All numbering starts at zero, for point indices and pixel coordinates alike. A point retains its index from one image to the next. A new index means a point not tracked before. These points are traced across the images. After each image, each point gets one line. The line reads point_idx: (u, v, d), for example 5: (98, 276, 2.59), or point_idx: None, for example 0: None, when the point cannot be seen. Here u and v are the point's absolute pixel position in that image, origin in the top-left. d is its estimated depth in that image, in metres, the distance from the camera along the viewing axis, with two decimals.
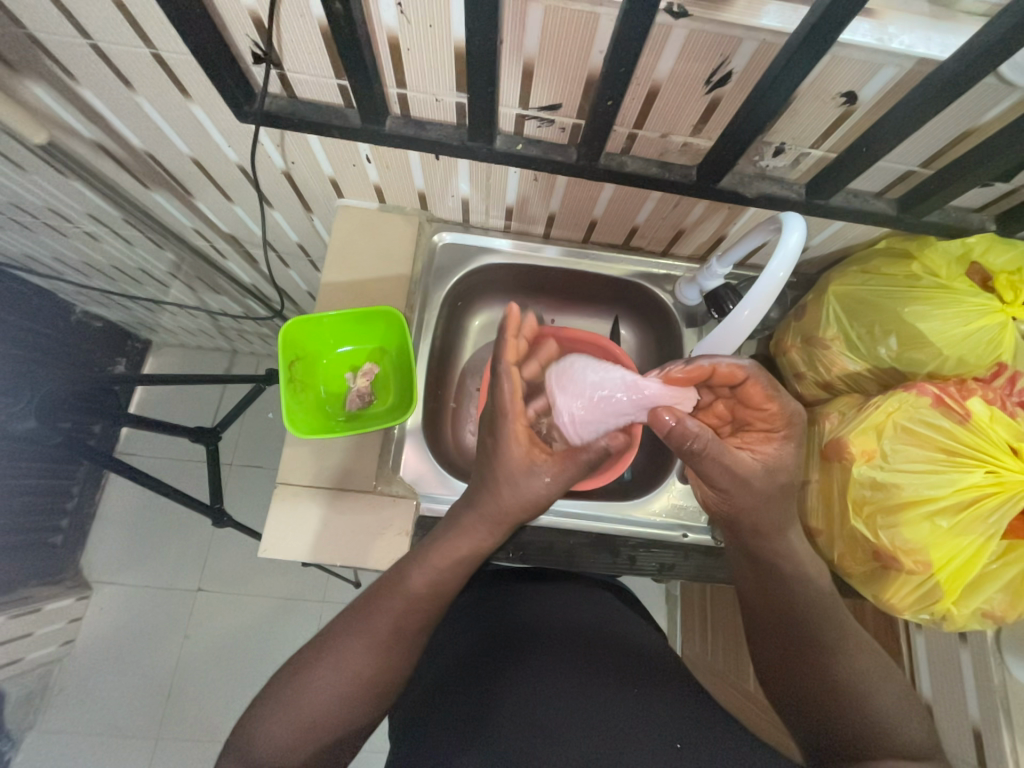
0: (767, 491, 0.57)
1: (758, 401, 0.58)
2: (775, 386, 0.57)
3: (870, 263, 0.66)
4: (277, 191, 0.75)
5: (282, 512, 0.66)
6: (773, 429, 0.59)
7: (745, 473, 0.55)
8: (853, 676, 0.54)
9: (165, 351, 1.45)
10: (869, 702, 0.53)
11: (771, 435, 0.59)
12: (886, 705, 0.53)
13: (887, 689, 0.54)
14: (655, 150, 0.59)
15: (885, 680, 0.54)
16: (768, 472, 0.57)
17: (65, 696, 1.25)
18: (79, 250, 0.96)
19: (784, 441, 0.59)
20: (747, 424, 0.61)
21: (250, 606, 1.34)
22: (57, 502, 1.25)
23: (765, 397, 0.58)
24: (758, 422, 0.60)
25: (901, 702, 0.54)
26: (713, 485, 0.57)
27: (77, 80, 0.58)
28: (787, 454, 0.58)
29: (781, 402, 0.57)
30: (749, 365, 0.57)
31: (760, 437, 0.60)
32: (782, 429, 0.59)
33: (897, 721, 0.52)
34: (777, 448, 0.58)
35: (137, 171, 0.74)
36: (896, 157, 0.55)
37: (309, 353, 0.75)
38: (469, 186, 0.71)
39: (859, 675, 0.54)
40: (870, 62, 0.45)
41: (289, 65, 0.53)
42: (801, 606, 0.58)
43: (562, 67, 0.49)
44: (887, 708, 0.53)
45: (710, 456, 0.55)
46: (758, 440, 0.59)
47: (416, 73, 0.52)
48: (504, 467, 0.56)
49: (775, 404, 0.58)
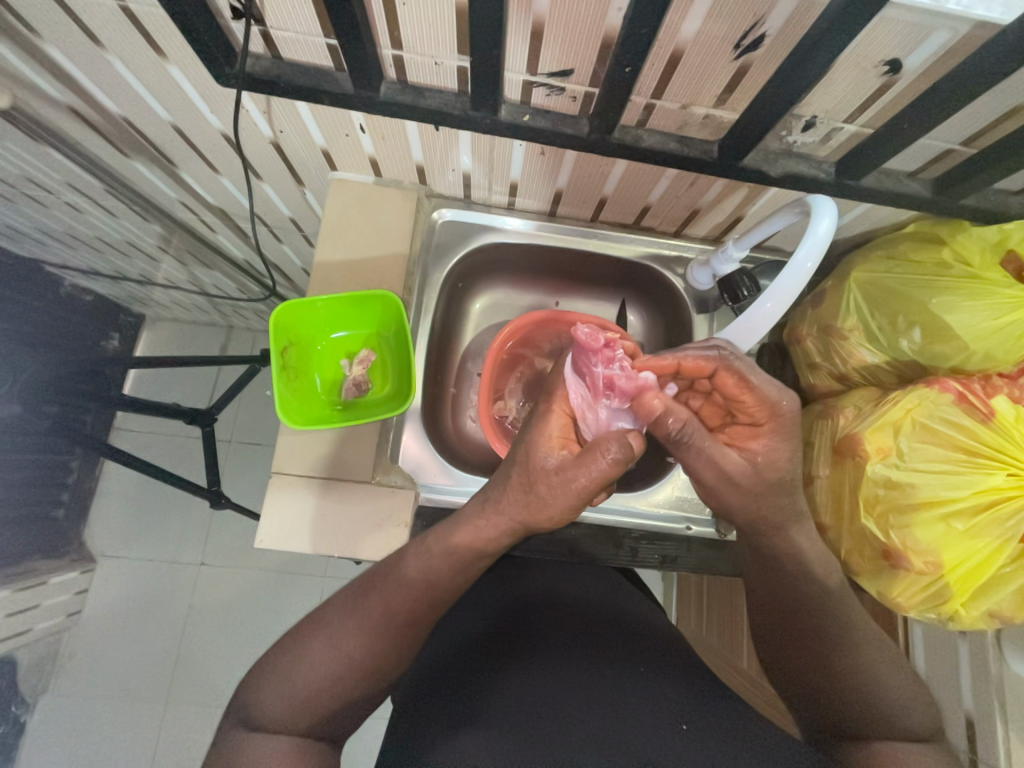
0: (756, 490, 0.54)
1: (736, 393, 0.54)
2: (751, 373, 0.53)
3: (897, 248, 0.62)
4: (266, 161, 0.70)
5: (277, 502, 0.65)
6: (759, 423, 0.54)
7: (729, 469, 0.53)
8: (854, 661, 0.54)
9: (159, 326, 1.41)
10: (870, 686, 0.53)
11: (758, 432, 0.55)
12: (886, 687, 0.53)
13: (889, 676, 0.54)
14: (674, 123, 0.54)
15: (886, 664, 0.54)
16: (756, 472, 0.54)
17: (75, 664, 1.28)
18: (62, 222, 0.92)
19: (772, 435, 0.54)
20: (734, 418, 0.57)
21: (250, 579, 1.35)
22: (55, 477, 1.25)
23: (743, 389, 0.53)
24: (743, 417, 0.55)
25: (898, 685, 0.53)
26: (699, 480, 0.55)
27: (39, 35, 0.53)
28: (778, 453, 0.54)
29: (759, 393, 0.53)
30: (714, 357, 0.54)
31: (747, 434, 0.55)
32: (766, 424, 0.54)
33: (895, 701, 0.53)
34: (765, 444, 0.54)
35: (115, 138, 0.69)
36: (936, 135, 0.51)
37: (302, 338, 0.71)
38: (470, 159, 0.67)
39: (859, 656, 0.54)
40: (920, 26, 0.40)
41: (273, 22, 0.48)
42: (800, 602, 0.56)
43: (575, 28, 0.44)
44: (887, 691, 0.53)
45: (694, 446, 0.53)
46: (745, 438, 0.55)
47: (413, 32, 0.47)
48: (525, 443, 0.56)
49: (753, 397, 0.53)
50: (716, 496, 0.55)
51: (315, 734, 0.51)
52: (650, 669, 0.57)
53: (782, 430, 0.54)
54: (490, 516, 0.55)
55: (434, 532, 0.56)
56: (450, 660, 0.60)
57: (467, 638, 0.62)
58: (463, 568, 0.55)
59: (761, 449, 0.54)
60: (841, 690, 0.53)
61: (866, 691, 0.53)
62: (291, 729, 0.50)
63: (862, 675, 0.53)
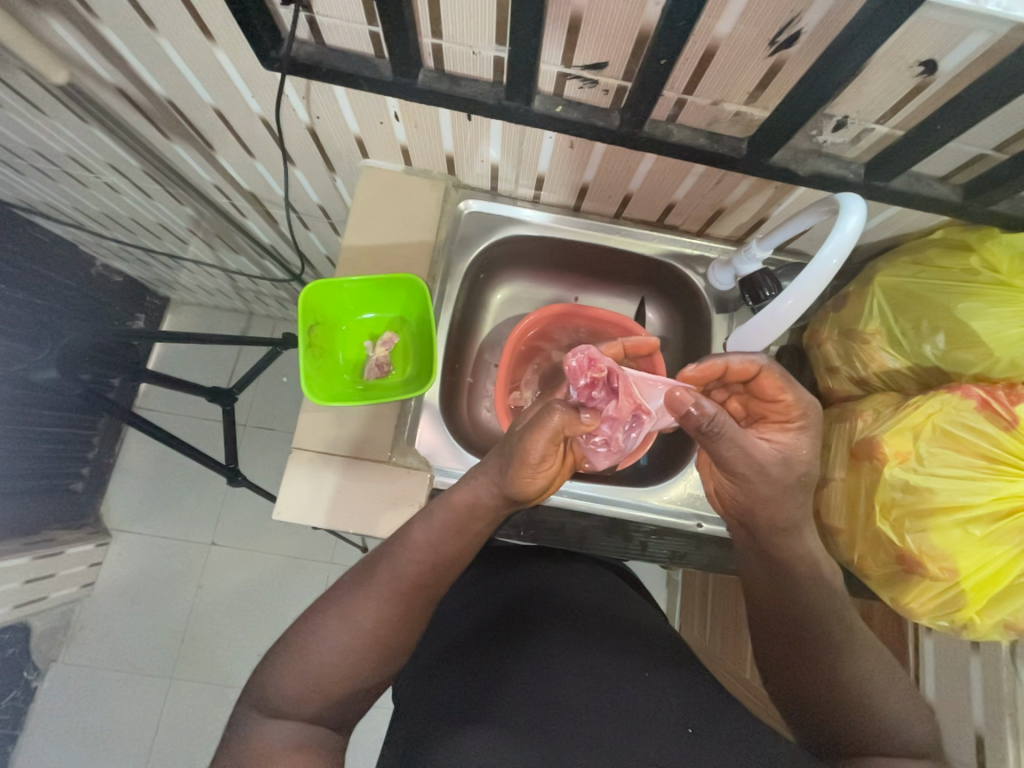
0: (785, 482, 0.54)
1: (771, 394, 0.55)
2: (788, 378, 0.54)
3: (923, 254, 0.62)
4: (301, 147, 0.72)
5: (295, 477, 0.66)
6: (790, 422, 0.55)
7: (763, 460, 0.53)
8: (856, 669, 0.53)
9: (183, 308, 1.45)
10: (877, 708, 0.52)
11: (787, 428, 0.56)
12: (887, 698, 0.52)
13: (894, 694, 0.53)
14: (704, 120, 0.55)
15: (892, 685, 0.54)
16: (785, 463, 0.54)
17: (86, 634, 1.32)
18: (101, 202, 0.95)
19: (802, 431, 0.55)
20: (762, 418, 0.58)
21: (258, 561, 1.38)
22: (78, 451, 1.28)
23: (780, 390, 0.54)
24: (774, 414, 0.56)
25: (900, 695, 0.53)
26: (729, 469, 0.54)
27: (97, 16, 0.56)
28: (806, 451, 0.55)
29: (797, 394, 0.54)
30: (760, 359, 0.54)
31: (777, 429, 0.56)
32: (799, 421, 0.55)
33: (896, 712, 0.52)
34: (794, 439, 0.55)
35: (158, 119, 0.71)
36: (969, 139, 0.51)
37: (328, 318, 0.73)
38: (499, 151, 0.68)
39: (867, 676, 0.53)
40: (958, 26, 0.41)
41: (319, 8, 0.50)
42: (809, 614, 0.55)
43: (612, 21, 0.45)
44: (893, 712, 0.52)
45: (727, 435, 0.51)
46: (775, 432, 0.56)
47: (453, 22, 0.49)
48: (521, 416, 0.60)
49: (790, 397, 0.54)
50: (745, 486, 0.54)
51: (318, 721, 0.51)
52: (653, 671, 0.57)
53: (810, 431, 0.55)
54: (478, 472, 0.59)
55: (441, 507, 0.57)
56: (453, 650, 0.61)
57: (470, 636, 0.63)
58: (462, 537, 0.57)
59: (791, 444, 0.55)
60: (842, 701, 0.52)
61: (870, 709, 0.52)
62: (296, 713, 0.51)
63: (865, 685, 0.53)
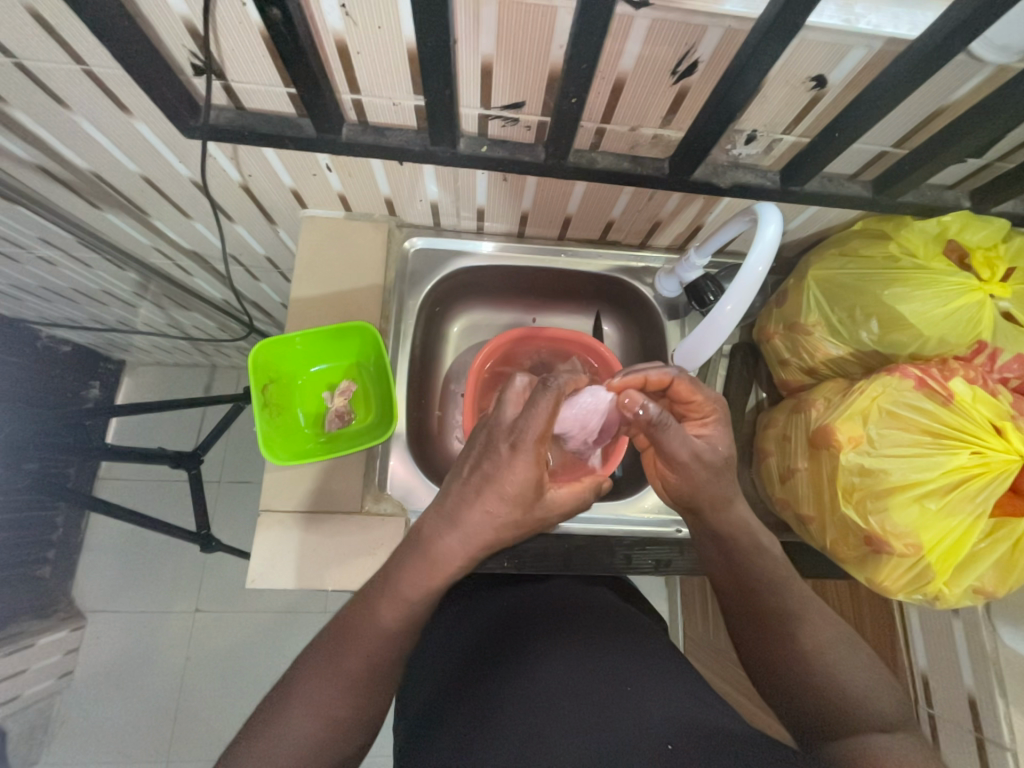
0: (716, 465, 0.57)
1: (690, 396, 0.59)
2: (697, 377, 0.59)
3: (848, 245, 0.66)
4: (238, 204, 0.72)
5: (267, 540, 0.64)
6: (707, 416, 0.60)
7: (696, 448, 0.56)
8: (813, 643, 0.54)
9: (140, 371, 1.41)
10: (841, 673, 0.53)
11: (706, 423, 0.60)
12: (844, 662, 0.53)
13: (851, 655, 0.54)
14: (625, 144, 0.57)
15: (849, 645, 0.54)
16: (714, 449, 0.57)
17: (67, 728, 1.24)
18: (36, 277, 0.92)
19: (720, 422, 0.60)
20: (682, 416, 0.61)
21: (247, 622, 1.32)
22: (39, 534, 1.21)
23: (695, 390, 0.59)
24: (693, 411, 0.60)
25: (865, 670, 0.53)
26: (675, 459, 0.57)
27: (6, 101, 0.55)
28: (724, 438, 0.59)
29: (707, 392, 0.59)
30: (672, 369, 0.59)
31: (697, 424, 0.60)
32: (715, 414, 0.60)
33: (863, 682, 0.52)
34: (715, 430, 0.59)
35: (85, 192, 0.70)
36: (869, 139, 0.54)
37: (283, 374, 0.72)
38: (437, 188, 0.69)
39: (829, 644, 0.55)
40: (839, 44, 0.44)
41: (234, 76, 0.50)
42: (764, 579, 0.59)
43: (522, 64, 0.47)
44: (858, 676, 0.53)
45: (669, 427, 0.55)
46: (696, 428, 0.60)
47: (369, 78, 0.50)
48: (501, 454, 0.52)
49: (704, 396, 0.59)
50: (688, 471, 0.57)
51: None
52: (636, 685, 0.56)
53: (724, 421, 0.60)
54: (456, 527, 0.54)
55: (412, 565, 0.54)
56: (435, 701, 0.59)
57: (462, 664, 0.62)
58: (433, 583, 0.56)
59: (714, 433, 0.59)
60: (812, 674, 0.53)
61: (838, 680, 0.52)
62: None
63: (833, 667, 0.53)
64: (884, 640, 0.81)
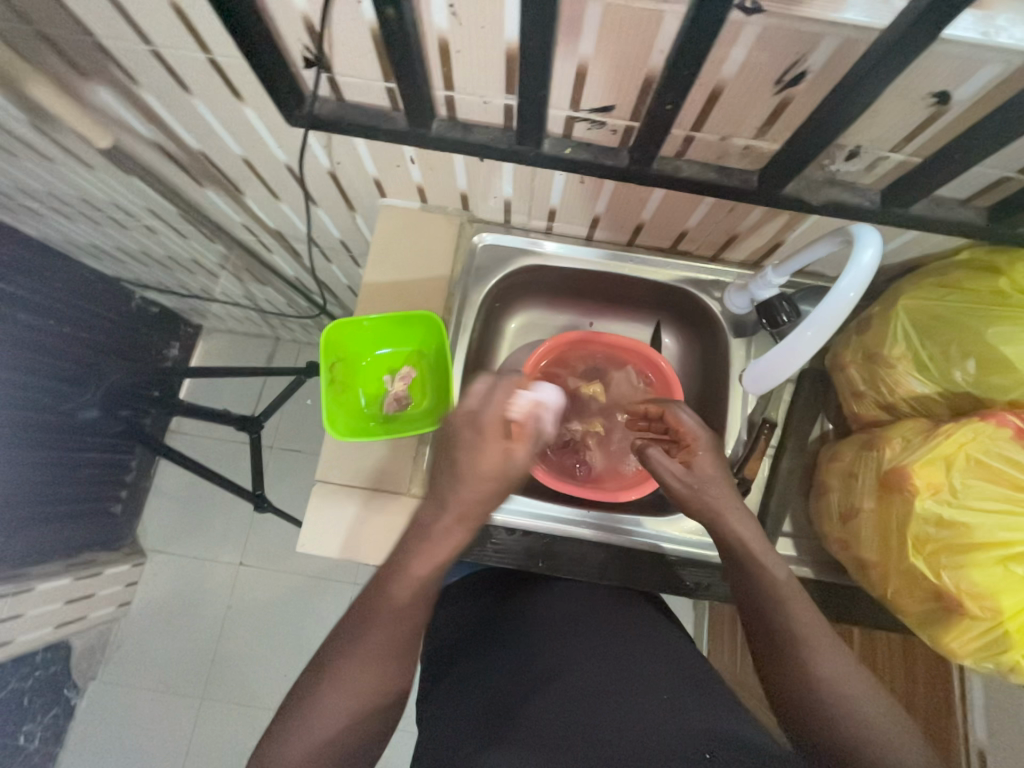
0: (690, 491, 0.61)
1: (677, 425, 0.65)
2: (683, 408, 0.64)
3: (949, 276, 0.61)
4: (323, 189, 0.76)
5: (319, 509, 0.68)
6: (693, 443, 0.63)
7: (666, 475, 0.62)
8: (830, 673, 0.50)
9: (214, 336, 1.52)
10: (855, 713, 0.48)
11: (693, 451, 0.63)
12: (857, 700, 0.49)
13: (866, 696, 0.49)
14: (713, 154, 0.56)
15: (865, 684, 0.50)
16: (686, 475, 0.61)
17: (122, 653, 1.36)
18: (139, 242, 1.01)
19: (703, 450, 0.62)
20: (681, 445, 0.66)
21: (284, 581, 1.40)
22: (117, 475, 1.34)
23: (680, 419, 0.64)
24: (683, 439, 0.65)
25: (889, 709, 0.49)
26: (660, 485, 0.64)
27: (139, 83, 0.60)
28: (704, 466, 0.61)
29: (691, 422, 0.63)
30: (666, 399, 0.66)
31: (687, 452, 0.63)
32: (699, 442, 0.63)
33: (877, 724, 0.48)
34: (698, 457, 0.62)
35: (191, 169, 0.76)
36: (992, 163, 0.50)
37: (349, 354, 0.75)
38: (512, 187, 0.70)
39: (845, 681, 0.50)
40: (972, 59, 0.40)
41: (339, 69, 0.53)
42: (778, 604, 0.54)
43: (619, 68, 0.47)
44: (875, 719, 0.48)
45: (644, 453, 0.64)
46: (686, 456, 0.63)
47: (465, 77, 0.51)
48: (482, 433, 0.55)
49: (689, 425, 0.63)
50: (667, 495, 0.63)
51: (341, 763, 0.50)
52: (670, 696, 0.55)
53: (711, 449, 0.62)
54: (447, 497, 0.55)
55: (420, 543, 0.55)
56: (464, 692, 0.60)
57: (487, 660, 0.63)
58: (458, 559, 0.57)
59: (694, 460, 0.62)
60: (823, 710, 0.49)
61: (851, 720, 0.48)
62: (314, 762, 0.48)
63: (861, 709, 0.48)
64: (937, 704, 0.75)
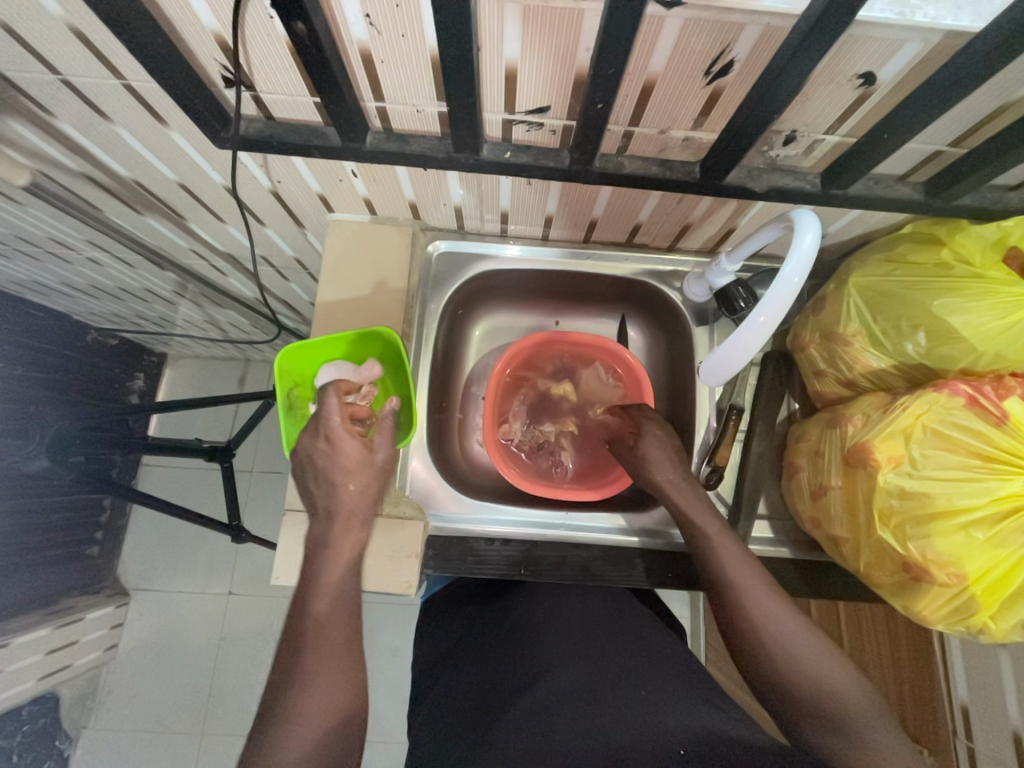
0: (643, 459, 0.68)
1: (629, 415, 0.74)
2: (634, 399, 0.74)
3: (895, 251, 0.62)
4: (268, 209, 0.74)
5: (293, 540, 0.66)
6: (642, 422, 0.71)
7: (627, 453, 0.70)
8: (764, 612, 0.54)
9: (181, 363, 1.47)
10: (788, 649, 0.52)
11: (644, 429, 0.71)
12: (788, 635, 0.53)
13: (798, 630, 0.53)
14: (654, 148, 0.55)
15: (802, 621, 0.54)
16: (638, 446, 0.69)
17: (113, 698, 1.32)
18: (84, 276, 0.97)
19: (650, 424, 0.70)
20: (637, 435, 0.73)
21: (275, 607, 1.37)
22: (89, 516, 1.29)
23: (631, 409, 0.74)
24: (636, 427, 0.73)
25: (821, 644, 0.53)
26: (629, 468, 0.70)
27: (54, 114, 0.57)
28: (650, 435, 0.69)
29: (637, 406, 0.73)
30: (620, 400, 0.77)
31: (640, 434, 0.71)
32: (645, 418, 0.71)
33: (811, 656, 0.52)
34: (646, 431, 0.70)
35: (126, 197, 0.73)
36: (923, 139, 0.50)
37: (308, 379, 0.73)
38: (461, 192, 0.68)
39: (781, 619, 0.54)
40: (891, 39, 0.40)
41: (263, 87, 0.51)
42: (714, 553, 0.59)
43: (548, 69, 0.46)
44: (807, 650, 0.52)
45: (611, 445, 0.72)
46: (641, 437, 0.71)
47: (393, 87, 0.50)
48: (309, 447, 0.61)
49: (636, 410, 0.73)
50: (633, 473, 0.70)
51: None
52: (649, 690, 0.55)
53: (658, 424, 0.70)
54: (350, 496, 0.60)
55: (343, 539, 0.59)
56: (447, 719, 0.58)
57: (470, 680, 0.62)
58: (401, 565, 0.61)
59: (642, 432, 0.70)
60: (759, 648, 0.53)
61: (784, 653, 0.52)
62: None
63: (795, 651, 0.52)
64: (920, 665, 0.77)
